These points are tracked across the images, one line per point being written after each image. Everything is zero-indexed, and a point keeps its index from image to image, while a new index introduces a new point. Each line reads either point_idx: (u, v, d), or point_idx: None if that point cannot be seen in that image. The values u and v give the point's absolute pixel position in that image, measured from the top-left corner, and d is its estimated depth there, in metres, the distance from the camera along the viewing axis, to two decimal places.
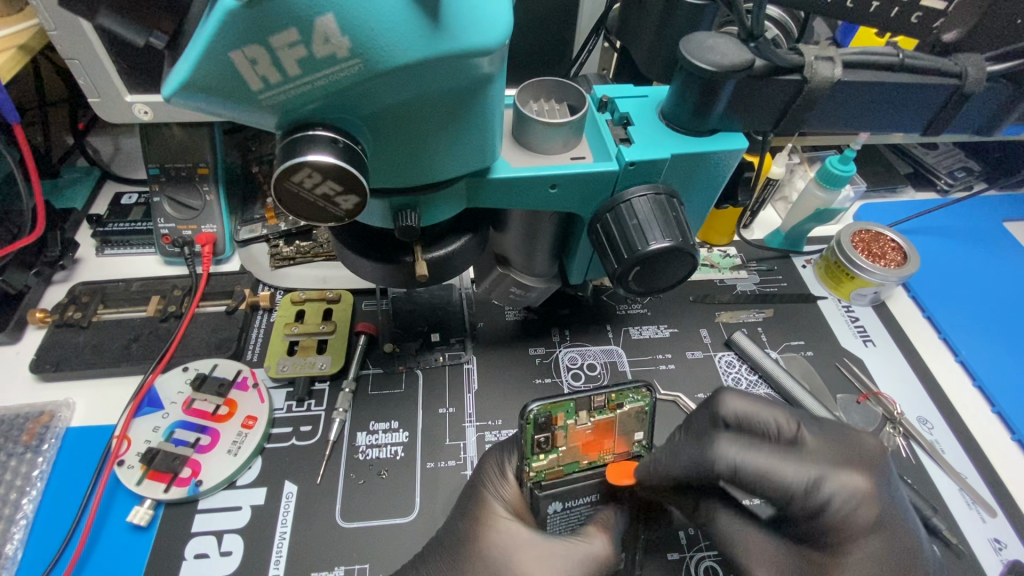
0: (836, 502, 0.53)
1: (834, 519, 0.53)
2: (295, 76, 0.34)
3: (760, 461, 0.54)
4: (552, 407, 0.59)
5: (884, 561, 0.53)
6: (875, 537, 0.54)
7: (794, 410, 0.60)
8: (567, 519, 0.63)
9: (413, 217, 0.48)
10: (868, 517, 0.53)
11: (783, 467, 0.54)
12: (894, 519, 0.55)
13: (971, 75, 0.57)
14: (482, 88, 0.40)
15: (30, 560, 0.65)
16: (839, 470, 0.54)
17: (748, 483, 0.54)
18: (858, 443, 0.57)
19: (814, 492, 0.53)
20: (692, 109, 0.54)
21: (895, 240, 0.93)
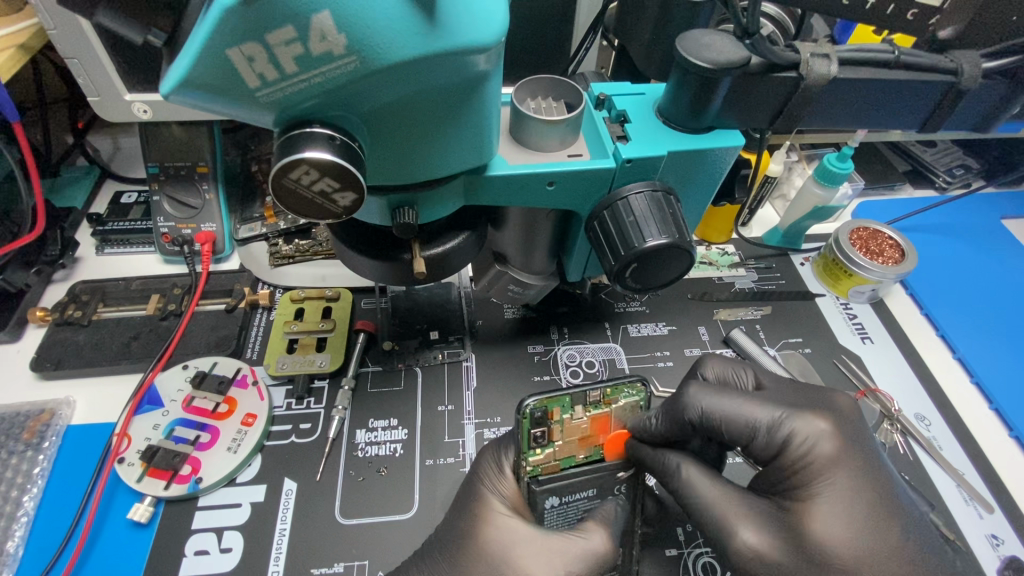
0: (800, 434, 0.56)
1: (801, 453, 0.55)
2: (293, 73, 0.34)
3: (724, 399, 0.59)
4: (548, 401, 0.60)
5: (858, 498, 0.53)
6: (849, 473, 0.54)
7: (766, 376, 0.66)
8: (565, 513, 0.63)
9: (411, 215, 0.48)
10: (834, 453, 0.55)
11: (746, 405, 0.59)
12: (862, 463, 0.55)
13: (966, 71, 0.57)
14: (477, 86, 0.40)
15: (31, 557, 0.65)
16: (804, 411, 0.57)
17: (716, 420, 0.59)
18: (826, 396, 0.61)
19: (779, 427, 0.57)
20: (689, 105, 0.54)
21: (892, 237, 0.94)
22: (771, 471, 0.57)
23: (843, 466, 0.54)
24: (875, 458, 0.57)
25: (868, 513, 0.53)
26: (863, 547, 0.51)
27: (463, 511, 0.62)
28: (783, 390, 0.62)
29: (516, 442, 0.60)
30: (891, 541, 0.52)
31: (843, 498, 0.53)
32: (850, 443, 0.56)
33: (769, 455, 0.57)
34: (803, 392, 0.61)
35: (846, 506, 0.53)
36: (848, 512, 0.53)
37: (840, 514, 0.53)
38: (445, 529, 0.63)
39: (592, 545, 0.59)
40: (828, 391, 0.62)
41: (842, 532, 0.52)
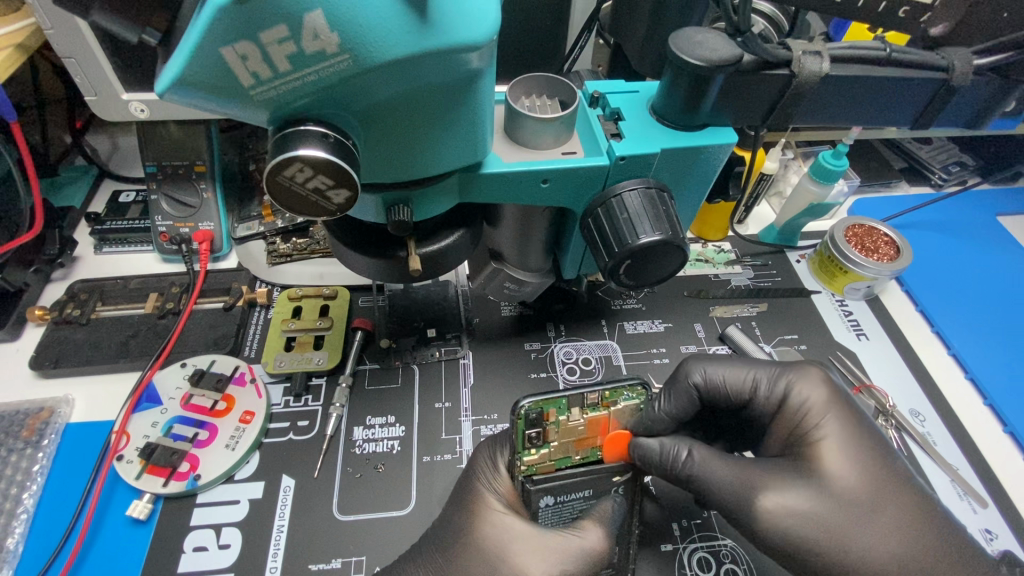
0: (798, 384, 0.62)
1: (801, 402, 0.61)
2: (286, 71, 0.35)
3: (723, 364, 0.65)
4: (543, 403, 0.59)
5: (858, 436, 0.58)
6: (847, 416, 0.60)
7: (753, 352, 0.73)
8: (561, 512, 0.64)
9: (406, 212, 0.48)
10: (830, 401, 0.61)
11: (742, 370, 0.64)
12: (854, 405, 0.61)
13: (957, 68, 0.57)
14: (471, 83, 0.41)
15: (31, 554, 0.66)
16: (792, 366, 0.64)
17: (718, 386, 0.64)
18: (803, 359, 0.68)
19: (774, 381, 0.63)
20: (682, 103, 0.54)
21: (888, 234, 0.94)
22: (777, 425, 0.62)
23: (840, 408, 0.60)
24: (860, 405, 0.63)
25: (869, 448, 0.58)
26: (872, 479, 0.57)
27: (459, 507, 0.62)
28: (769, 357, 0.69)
29: (512, 441, 0.60)
30: (893, 470, 0.57)
31: (847, 437, 0.58)
32: (841, 389, 0.62)
33: (771, 409, 0.63)
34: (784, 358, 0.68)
35: (851, 445, 0.58)
36: (855, 450, 0.58)
37: (847, 451, 0.58)
38: (442, 524, 0.64)
39: (586, 542, 0.60)
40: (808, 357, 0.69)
41: (852, 468, 0.57)
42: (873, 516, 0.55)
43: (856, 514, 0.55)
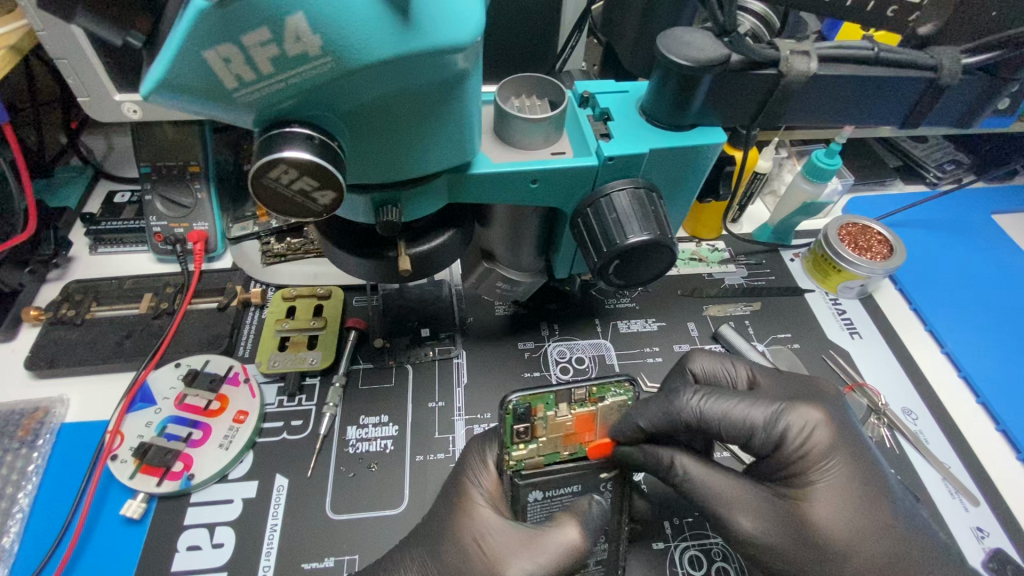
0: (797, 428, 0.59)
1: (801, 442, 0.58)
2: (269, 74, 0.35)
3: (722, 401, 0.61)
4: (531, 398, 0.60)
5: (851, 484, 0.57)
6: (842, 461, 0.58)
7: (755, 365, 0.69)
8: (550, 506, 0.64)
9: (394, 213, 0.48)
10: (830, 443, 0.58)
11: (744, 405, 0.60)
12: (853, 448, 0.59)
13: (946, 67, 0.57)
14: (457, 84, 0.41)
15: (26, 553, 0.66)
16: (797, 402, 0.60)
17: (716, 419, 0.60)
18: (813, 386, 0.64)
19: (778, 419, 0.59)
20: (671, 103, 0.54)
21: (881, 233, 0.94)
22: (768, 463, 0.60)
23: (837, 452, 0.58)
24: (865, 444, 0.60)
25: (860, 496, 0.57)
26: (856, 527, 0.55)
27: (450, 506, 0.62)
28: (777, 383, 0.65)
29: (500, 436, 0.61)
30: (882, 520, 0.56)
31: (838, 483, 0.57)
32: (842, 431, 0.59)
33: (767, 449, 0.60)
34: (793, 385, 0.64)
35: (841, 491, 0.56)
36: (844, 498, 0.56)
37: (836, 498, 0.56)
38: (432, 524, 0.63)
39: (567, 537, 0.59)
40: (814, 379, 0.65)
41: (837, 516, 0.55)
42: (852, 562, 0.54)
43: (831, 561, 0.54)
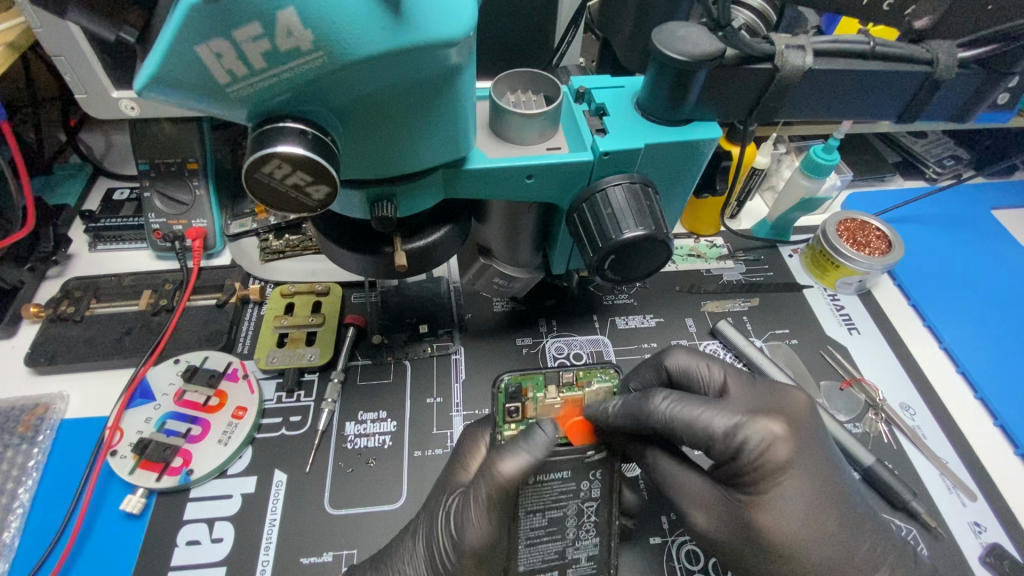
0: (756, 441, 0.57)
1: (761, 455, 0.56)
2: (261, 69, 0.35)
3: (685, 408, 0.60)
4: (521, 378, 0.67)
5: (803, 497, 0.57)
6: (800, 474, 0.57)
7: (731, 365, 0.67)
8: (540, 495, 0.64)
9: (389, 208, 0.49)
10: (789, 457, 0.57)
11: (707, 412, 0.59)
12: (813, 463, 0.58)
13: (942, 61, 0.57)
14: (450, 79, 0.41)
15: (27, 548, 0.66)
16: (761, 413, 0.59)
17: (680, 425, 0.59)
18: (785, 395, 0.61)
19: (740, 432, 0.57)
20: (666, 98, 0.54)
21: (879, 228, 0.94)
22: (726, 470, 0.59)
23: (797, 465, 0.57)
24: (829, 457, 0.59)
25: (813, 508, 0.57)
26: (804, 535, 0.57)
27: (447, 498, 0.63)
28: (749, 391, 0.62)
29: (493, 416, 0.67)
30: (829, 530, 0.57)
31: (793, 495, 0.57)
32: (804, 446, 0.58)
33: (725, 458, 0.58)
34: (763, 392, 0.62)
35: (791, 503, 0.57)
36: (795, 510, 0.57)
37: (789, 508, 0.57)
38: (428, 510, 0.65)
39: (501, 466, 0.58)
40: (787, 387, 0.63)
41: (787, 525, 0.56)
42: (792, 564, 0.57)
43: (772, 561, 0.57)
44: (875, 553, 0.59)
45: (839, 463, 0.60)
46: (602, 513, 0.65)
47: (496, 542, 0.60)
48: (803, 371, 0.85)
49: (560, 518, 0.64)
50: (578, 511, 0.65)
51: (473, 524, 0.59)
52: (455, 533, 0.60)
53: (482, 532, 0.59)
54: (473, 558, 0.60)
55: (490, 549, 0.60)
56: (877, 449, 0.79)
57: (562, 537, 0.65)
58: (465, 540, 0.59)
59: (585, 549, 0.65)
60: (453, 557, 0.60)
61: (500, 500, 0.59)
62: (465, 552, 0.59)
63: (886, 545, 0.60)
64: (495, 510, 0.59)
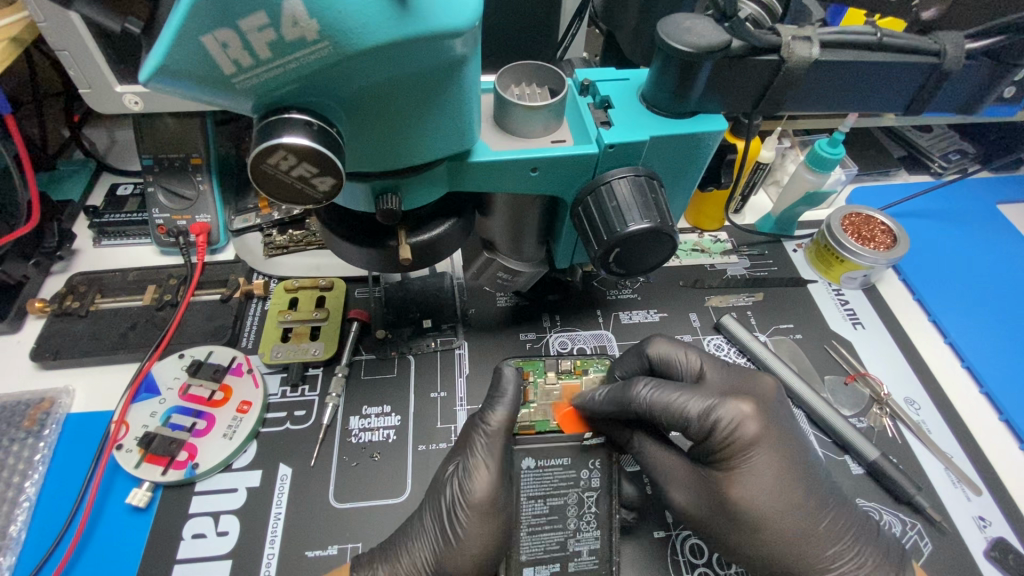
0: (726, 419, 0.63)
1: (731, 434, 0.62)
2: (267, 59, 0.35)
3: (662, 393, 0.66)
4: (525, 363, 0.76)
5: (771, 469, 0.62)
6: (767, 449, 0.62)
7: (709, 354, 0.72)
8: (542, 480, 0.68)
9: (393, 201, 0.48)
10: (757, 434, 0.62)
11: (683, 396, 0.65)
12: (779, 439, 0.63)
13: (949, 52, 0.57)
14: (455, 70, 0.41)
15: (33, 541, 0.67)
16: (732, 396, 0.64)
17: (660, 409, 0.66)
18: (754, 379, 0.67)
19: (713, 413, 0.63)
20: (672, 90, 0.54)
21: (885, 223, 0.93)
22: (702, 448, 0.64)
23: (764, 442, 0.62)
24: (795, 435, 0.65)
25: (779, 481, 0.62)
26: (772, 506, 0.62)
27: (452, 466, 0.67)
28: (723, 376, 0.68)
29: None
30: (796, 502, 0.62)
31: (762, 469, 0.62)
32: (770, 423, 0.63)
33: (701, 437, 0.64)
34: (734, 377, 0.68)
35: (760, 476, 0.62)
36: (763, 483, 0.62)
37: (758, 481, 0.62)
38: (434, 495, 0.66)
39: (490, 416, 0.66)
40: (758, 373, 0.69)
41: (757, 496, 0.62)
42: (762, 532, 0.62)
43: (742, 531, 0.62)
44: (838, 524, 0.63)
45: (806, 440, 0.66)
46: (602, 506, 0.68)
47: (499, 495, 0.64)
48: (807, 365, 0.85)
49: (560, 507, 0.67)
50: (579, 500, 0.68)
51: (476, 474, 0.64)
52: (461, 491, 0.64)
53: (486, 480, 0.64)
54: (480, 513, 0.63)
55: (494, 502, 0.63)
56: (881, 444, 0.78)
57: (563, 527, 0.67)
58: (471, 493, 0.63)
59: (587, 542, 0.66)
60: (461, 513, 0.63)
61: (496, 448, 0.65)
62: (472, 505, 0.62)
63: (851, 516, 0.64)
64: (493, 456, 0.65)
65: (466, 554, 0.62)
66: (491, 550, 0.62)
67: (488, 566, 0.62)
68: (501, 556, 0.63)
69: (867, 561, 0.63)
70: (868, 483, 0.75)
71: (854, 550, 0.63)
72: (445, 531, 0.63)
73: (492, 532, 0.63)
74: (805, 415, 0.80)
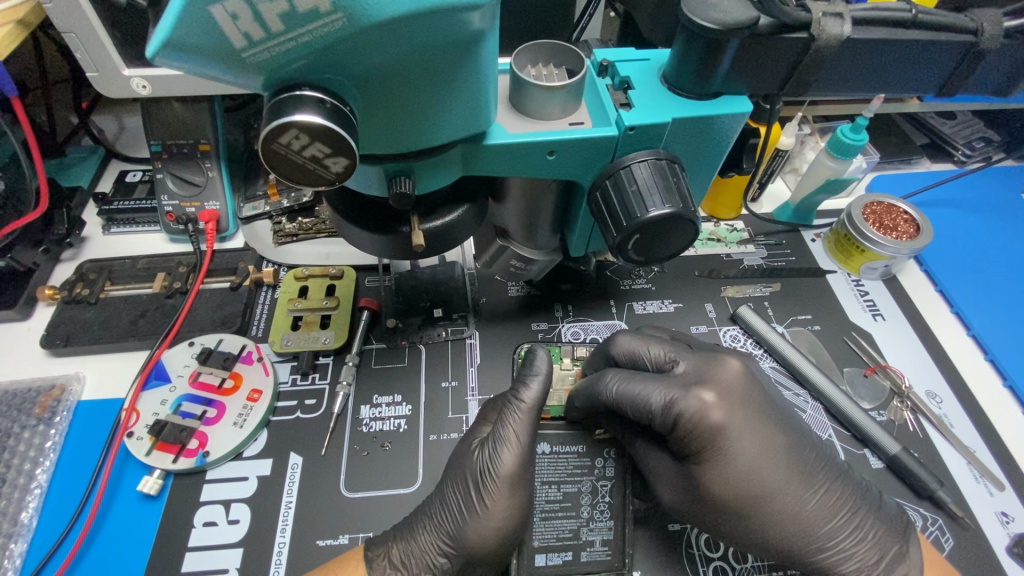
0: (688, 411, 0.61)
1: (694, 423, 0.61)
2: (278, 32, 0.33)
3: (626, 384, 0.65)
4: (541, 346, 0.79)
5: (746, 456, 0.61)
6: (736, 437, 0.61)
7: (676, 343, 0.70)
8: (556, 466, 0.67)
9: (407, 184, 0.47)
10: (721, 422, 0.61)
11: (648, 387, 0.64)
12: (747, 426, 0.62)
13: (986, 31, 0.58)
14: (473, 46, 0.39)
15: (46, 528, 0.67)
16: (696, 386, 0.63)
17: (627, 406, 0.64)
18: (718, 364, 0.65)
19: (675, 407, 0.62)
20: (695, 69, 0.52)
21: (907, 212, 0.91)
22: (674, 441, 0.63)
23: (735, 428, 0.61)
24: (768, 418, 0.63)
25: (757, 466, 0.61)
26: (754, 492, 0.60)
27: (481, 439, 0.67)
28: (690, 365, 0.66)
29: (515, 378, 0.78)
30: (776, 485, 0.61)
31: (739, 457, 0.61)
32: (734, 409, 0.62)
33: (668, 428, 0.63)
34: (700, 362, 0.66)
35: (737, 465, 0.60)
36: (743, 469, 0.60)
37: (736, 469, 0.60)
38: (453, 473, 0.65)
39: (523, 393, 0.65)
40: (723, 354, 0.66)
41: (735, 485, 0.60)
42: (748, 520, 0.61)
43: (728, 519, 0.61)
44: (829, 499, 0.62)
45: (785, 421, 0.64)
46: (616, 496, 0.67)
47: (526, 470, 0.63)
48: (826, 358, 0.83)
49: (574, 494, 0.66)
50: (593, 489, 0.67)
51: (506, 446, 0.63)
52: (489, 463, 0.63)
53: (516, 454, 0.63)
54: (509, 484, 0.62)
55: (523, 474, 0.63)
56: (902, 438, 0.77)
57: (576, 515, 0.66)
58: (501, 464, 0.62)
59: (600, 532, 0.65)
60: (490, 483, 0.62)
61: (528, 423, 0.64)
62: (501, 478, 0.62)
63: (842, 488, 0.63)
64: (526, 430, 0.64)
65: (490, 524, 0.61)
66: (516, 523, 0.61)
67: (510, 539, 0.62)
68: (520, 535, 0.62)
69: (868, 535, 0.62)
70: (888, 478, 0.73)
71: (850, 521, 0.62)
72: (470, 499, 0.63)
73: (518, 505, 0.62)
74: (824, 408, 0.78)
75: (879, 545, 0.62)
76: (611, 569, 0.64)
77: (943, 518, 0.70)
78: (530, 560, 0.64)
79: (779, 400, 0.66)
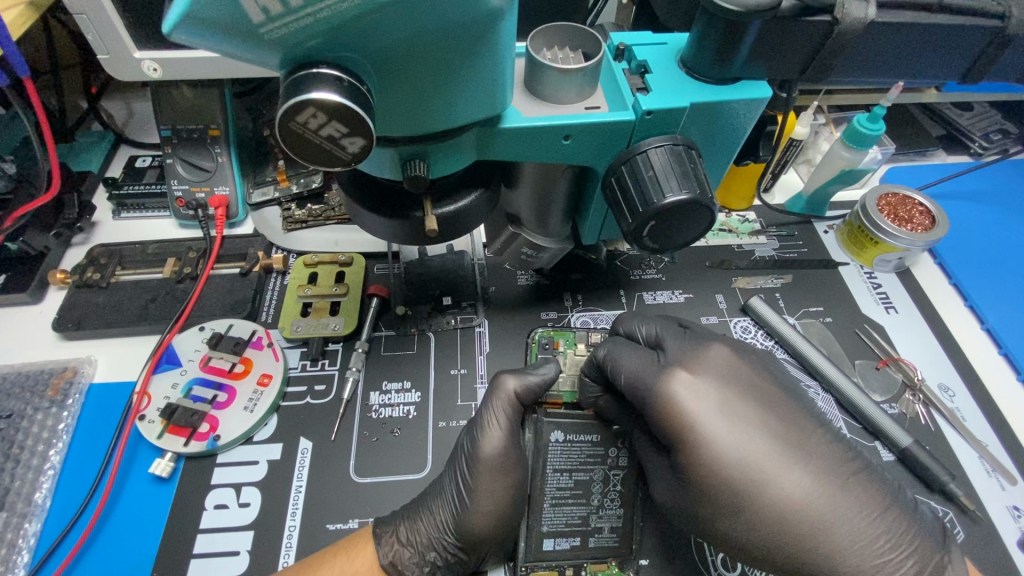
0: (665, 390, 0.61)
1: (668, 406, 0.60)
2: (297, 7, 0.33)
3: (620, 346, 0.69)
4: (554, 334, 0.79)
5: (734, 443, 0.58)
6: (718, 420, 0.59)
7: (669, 325, 0.70)
8: (568, 454, 0.67)
9: (422, 167, 0.46)
10: (697, 402, 0.60)
11: (628, 354, 0.67)
12: (732, 407, 0.61)
13: (1014, 16, 0.58)
14: (493, 26, 0.38)
15: (59, 508, 0.68)
16: (673, 368, 0.63)
17: (608, 366, 0.67)
18: (703, 351, 0.64)
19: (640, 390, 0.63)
20: (715, 53, 0.51)
21: (923, 204, 0.89)
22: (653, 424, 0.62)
23: (721, 414, 0.60)
24: (755, 404, 0.61)
25: (748, 454, 0.58)
26: (748, 485, 0.57)
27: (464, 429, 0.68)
28: (672, 349, 0.66)
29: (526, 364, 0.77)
30: (775, 479, 0.58)
31: (728, 445, 0.58)
32: (714, 390, 0.61)
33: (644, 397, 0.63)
34: (686, 346, 0.66)
35: (723, 450, 0.58)
36: (737, 462, 0.58)
37: (727, 460, 0.58)
38: (463, 459, 0.65)
39: (506, 381, 0.66)
40: (710, 343, 0.65)
41: (724, 474, 0.58)
42: (744, 514, 0.58)
43: (724, 516, 0.58)
44: (850, 498, 0.58)
45: (782, 410, 0.62)
46: (627, 486, 0.67)
47: (511, 452, 0.64)
48: (838, 350, 0.83)
49: (586, 483, 0.67)
50: (604, 478, 0.67)
51: (488, 430, 0.65)
52: (471, 444, 0.65)
53: (498, 435, 0.64)
54: (490, 468, 0.63)
55: (506, 457, 0.64)
56: (914, 431, 0.76)
57: (586, 503, 0.66)
58: (482, 447, 0.64)
59: (609, 519, 0.66)
60: (473, 467, 0.63)
61: (509, 409, 0.66)
62: (481, 459, 0.63)
63: (866, 488, 0.59)
64: (505, 413, 0.65)
65: (481, 510, 0.62)
66: (507, 509, 0.62)
67: (501, 525, 0.62)
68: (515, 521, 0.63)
69: (896, 538, 0.57)
70: (899, 470, 0.73)
71: (881, 526, 0.58)
72: (461, 490, 0.64)
73: (506, 488, 0.63)
74: (835, 400, 0.78)
75: (920, 555, 0.57)
76: (618, 555, 0.65)
77: (953, 511, 0.70)
78: (539, 544, 0.64)
79: (775, 387, 0.64)
